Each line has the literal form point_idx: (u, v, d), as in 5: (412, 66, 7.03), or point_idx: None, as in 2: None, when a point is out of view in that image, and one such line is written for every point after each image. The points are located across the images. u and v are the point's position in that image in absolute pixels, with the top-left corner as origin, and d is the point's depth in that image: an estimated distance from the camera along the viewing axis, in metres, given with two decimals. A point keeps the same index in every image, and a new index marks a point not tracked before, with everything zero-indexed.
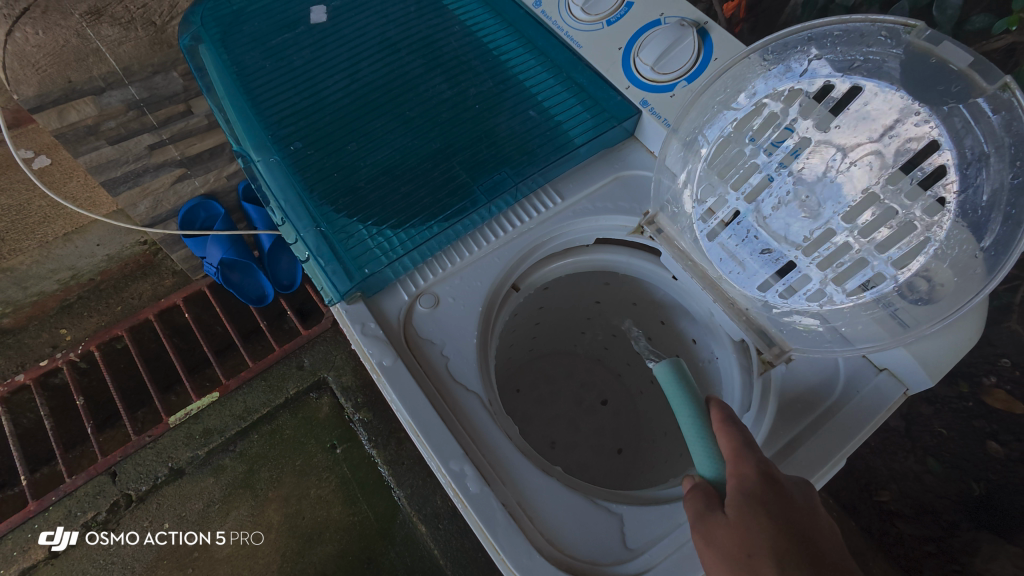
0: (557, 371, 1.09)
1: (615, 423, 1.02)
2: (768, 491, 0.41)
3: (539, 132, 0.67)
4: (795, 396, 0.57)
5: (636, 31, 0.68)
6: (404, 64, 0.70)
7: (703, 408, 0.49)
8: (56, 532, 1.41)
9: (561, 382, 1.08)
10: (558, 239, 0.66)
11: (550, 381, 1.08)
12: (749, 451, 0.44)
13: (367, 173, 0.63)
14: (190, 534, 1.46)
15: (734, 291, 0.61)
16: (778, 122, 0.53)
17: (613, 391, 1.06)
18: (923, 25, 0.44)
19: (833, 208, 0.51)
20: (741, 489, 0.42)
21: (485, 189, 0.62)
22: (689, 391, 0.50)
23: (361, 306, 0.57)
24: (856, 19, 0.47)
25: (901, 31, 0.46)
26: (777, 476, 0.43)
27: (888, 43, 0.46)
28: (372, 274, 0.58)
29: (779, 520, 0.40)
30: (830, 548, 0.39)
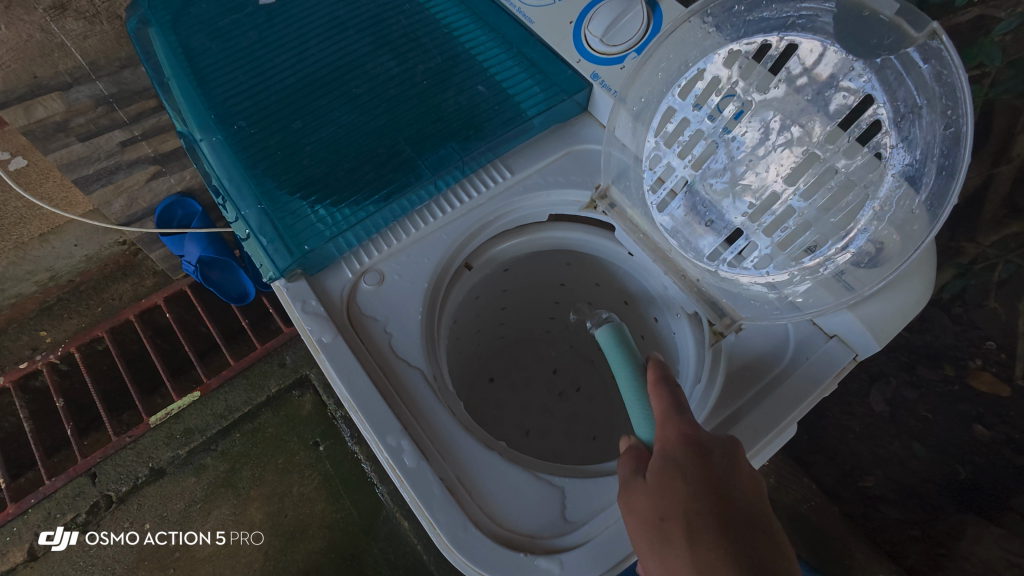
0: (530, 358, 1.08)
1: (589, 409, 1.01)
2: (688, 455, 0.41)
3: (488, 107, 0.65)
4: (743, 365, 0.56)
5: (586, 5, 0.68)
6: (352, 42, 0.69)
7: (641, 371, 0.51)
8: (56, 532, 1.41)
9: (533, 368, 1.07)
10: (508, 215, 0.65)
11: (522, 368, 1.07)
12: (676, 413, 0.44)
13: (311, 151, 0.62)
14: (190, 534, 1.45)
15: (684, 261, 0.60)
16: (721, 87, 0.52)
17: (588, 378, 1.04)
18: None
19: (776, 171, 0.50)
20: (662, 455, 0.42)
21: (433, 165, 0.61)
22: (628, 353, 0.52)
23: (303, 283, 0.56)
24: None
25: None
26: (700, 440, 0.42)
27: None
28: (313, 251, 0.57)
29: (695, 483, 0.40)
30: (744, 500, 0.40)
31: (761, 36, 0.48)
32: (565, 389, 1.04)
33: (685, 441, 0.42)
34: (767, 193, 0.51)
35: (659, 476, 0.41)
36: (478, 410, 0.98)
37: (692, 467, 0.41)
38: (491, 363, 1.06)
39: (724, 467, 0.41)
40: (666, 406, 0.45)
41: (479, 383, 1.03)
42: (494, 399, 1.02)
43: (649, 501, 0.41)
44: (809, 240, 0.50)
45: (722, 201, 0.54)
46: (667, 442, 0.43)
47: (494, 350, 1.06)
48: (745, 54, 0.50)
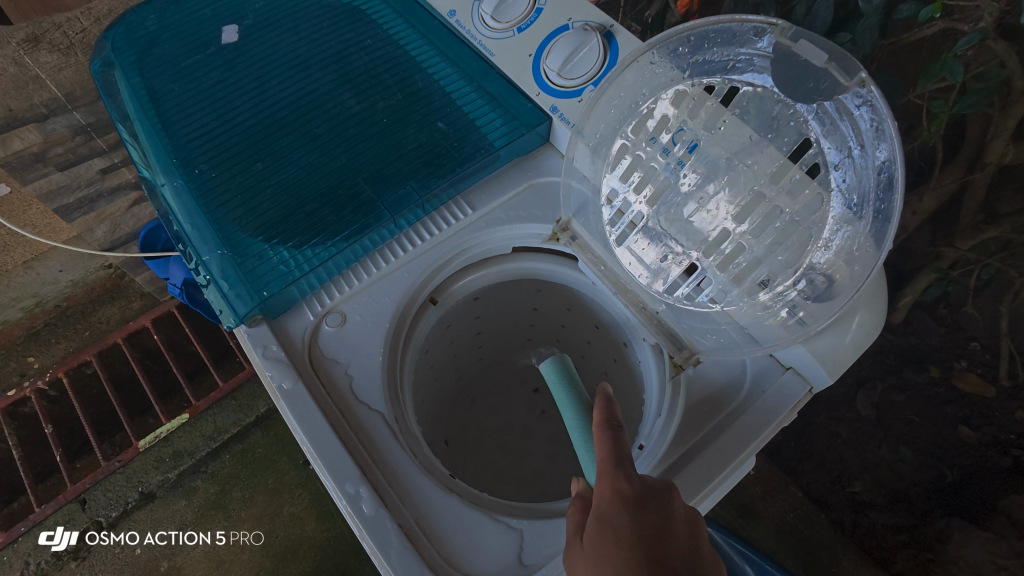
0: (510, 379, 1.09)
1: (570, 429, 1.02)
2: (620, 516, 0.43)
3: (447, 144, 0.66)
4: (700, 401, 0.56)
5: (545, 38, 0.69)
6: (314, 80, 0.69)
7: (586, 405, 0.55)
8: (56, 532, 1.42)
9: (513, 390, 1.07)
10: (471, 250, 0.65)
11: (503, 390, 1.08)
12: (612, 465, 0.45)
13: (273, 193, 0.62)
14: (190, 534, 1.47)
15: (643, 294, 0.60)
16: (671, 125, 0.53)
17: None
18: (786, 24, 0.44)
19: (724, 208, 0.50)
20: (598, 516, 0.44)
21: (393, 205, 0.62)
22: (573, 390, 0.56)
23: (265, 328, 0.57)
24: (727, 19, 0.47)
25: (766, 30, 0.45)
26: (636, 499, 0.43)
27: (757, 43, 0.46)
28: (273, 296, 0.57)
29: (628, 547, 0.41)
30: (678, 558, 0.42)
31: (706, 77, 0.49)
32: (548, 408, 1.03)
33: (619, 498, 0.43)
34: (717, 231, 0.51)
35: (595, 538, 0.43)
36: (459, 433, 0.99)
37: (625, 525, 0.42)
38: (473, 384, 1.06)
39: (657, 522, 0.43)
40: (604, 455, 0.45)
41: (460, 405, 1.03)
42: (477, 421, 1.02)
43: (585, 565, 0.43)
44: (763, 274, 0.50)
45: (677, 236, 0.54)
46: (602, 500, 0.44)
47: (474, 371, 1.06)
48: (692, 92, 0.51)
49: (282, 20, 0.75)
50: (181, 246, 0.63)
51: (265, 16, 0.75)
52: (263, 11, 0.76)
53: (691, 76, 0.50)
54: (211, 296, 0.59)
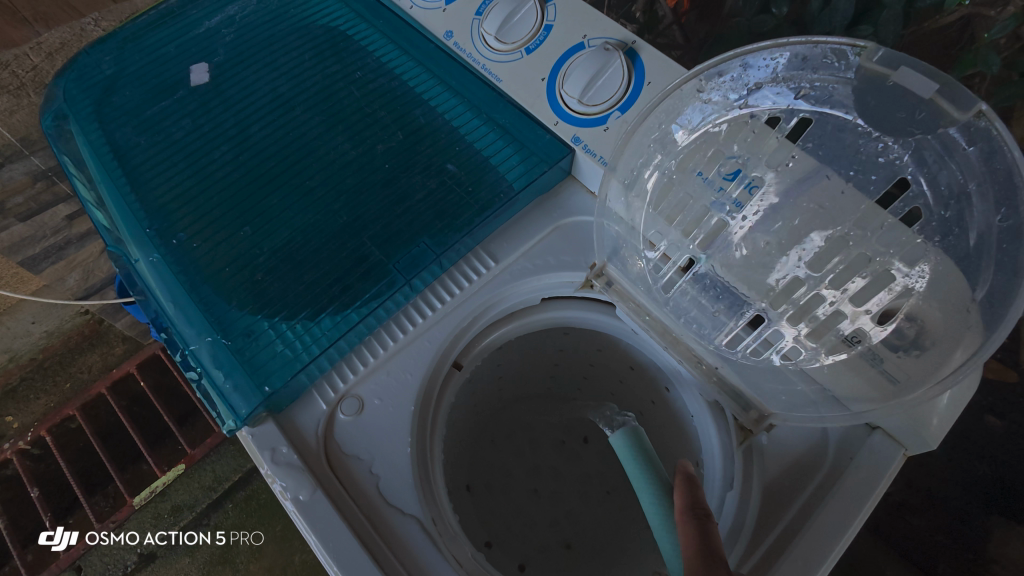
0: (533, 416, 1.01)
1: (601, 465, 0.96)
2: None
3: (460, 189, 0.58)
4: (781, 475, 0.49)
5: (558, 58, 0.62)
6: (301, 123, 0.61)
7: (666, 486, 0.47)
8: (56, 532, 1.36)
9: (538, 428, 1.00)
10: (496, 306, 0.58)
11: (527, 428, 1.00)
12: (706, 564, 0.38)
13: (266, 263, 0.54)
14: (191, 534, 1.43)
15: (697, 346, 0.54)
16: (726, 158, 0.46)
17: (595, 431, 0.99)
18: (876, 46, 0.38)
19: (797, 255, 0.44)
20: None
21: (406, 267, 0.54)
22: (648, 467, 0.48)
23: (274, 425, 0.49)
24: (799, 40, 0.40)
25: (850, 53, 0.39)
26: None
27: (836, 67, 0.40)
28: (277, 391, 0.49)
29: None
30: None
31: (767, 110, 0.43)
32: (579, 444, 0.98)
33: None
34: (791, 283, 0.45)
35: None
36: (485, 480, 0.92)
37: None
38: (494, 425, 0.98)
39: None
40: (694, 552, 0.39)
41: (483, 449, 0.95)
42: (501, 463, 0.95)
43: None
44: (852, 332, 0.44)
45: (741, 287, 0.48)
46: None
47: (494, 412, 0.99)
48: (755, 123, 0.44)
49: (258, 55, 0.66)
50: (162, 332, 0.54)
51: (238, 51, 0.67)
52: (235, 45, 0.67)
53: (750, 106, 0.44)
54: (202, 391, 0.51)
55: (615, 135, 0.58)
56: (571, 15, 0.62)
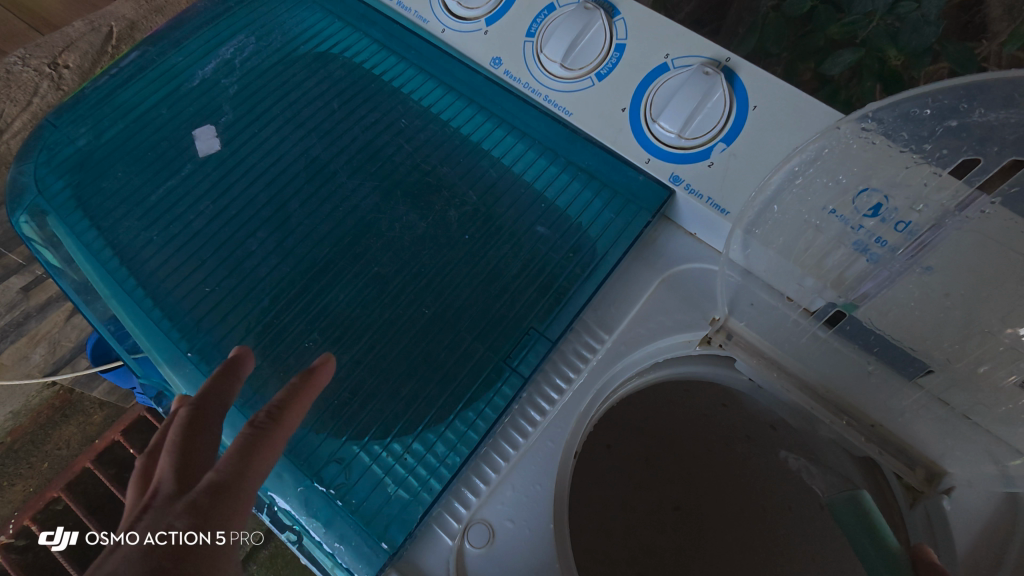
0: (623, 449, 0.82)
1: (691, 494, 0.81)
2: None
3: (557, 256, 0.50)
4: (976, 545, 0.44)
5: (639, 84, 0.54)
6: (350, 192, 0.51)
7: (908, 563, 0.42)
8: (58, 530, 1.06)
9: (626, 462, 0.82)
10: (612, 384, 0.50)
11: (614, 464, 0.82)
12: None
13: (346, 376, 0.45)
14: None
15: (855, 400, 0.49)
16: (885, 200, 0.42)
17: (660, 452, 0.82)
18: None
19: (976, 308, 0.41)
20: None
21: (522, 361, 0.47)
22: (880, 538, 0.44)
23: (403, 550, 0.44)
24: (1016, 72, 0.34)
25: None
26: None
27: None
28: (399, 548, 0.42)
29: None
30: None
31: (961, 154, 0.39)
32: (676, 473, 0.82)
33: None
34: (969, 334, 0.42)
35: None
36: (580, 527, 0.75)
37: None
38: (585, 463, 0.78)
39: None
40: None
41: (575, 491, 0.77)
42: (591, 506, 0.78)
43: None
44: None
45: (905, 338, 0.45)
46: None
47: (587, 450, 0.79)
48: (939, 168, 0.40)
49: (274, 110, 0.55)
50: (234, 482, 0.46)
51: (248, 106, 0.55)
52: (242, 99, 0.55)
53: (932, 148, 0.40)
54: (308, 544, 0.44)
55: (723, 171, 0.51)
56: (647, 32, 0.54)
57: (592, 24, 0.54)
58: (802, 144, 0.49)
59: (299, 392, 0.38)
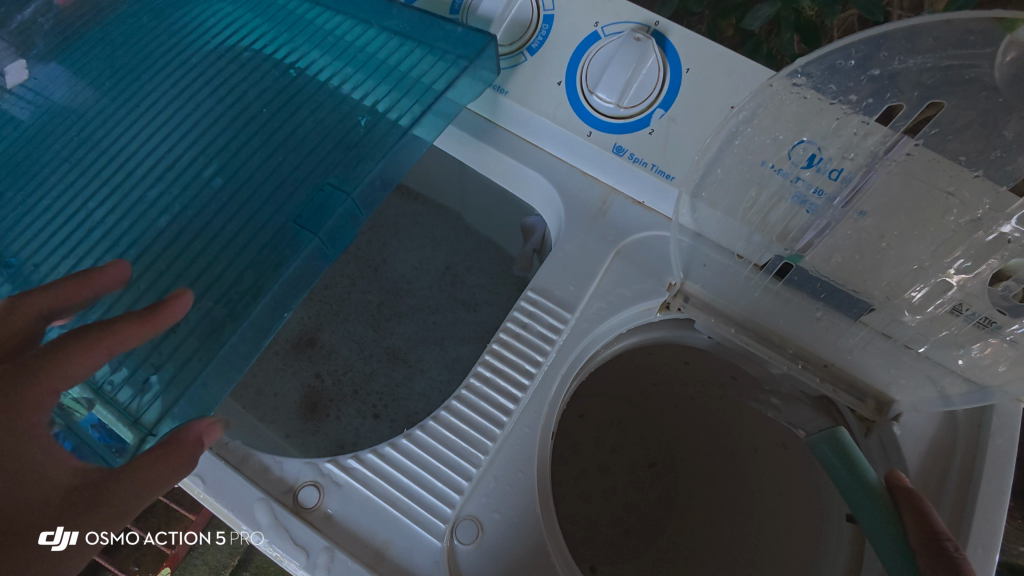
0: (603, 420, 0.86)
1: (664, 449, 0.86)
2: None
3: (355, 116, 0.51)
4: (924, 461, 0.47)
5: (571, 56, 0.53)
6: (154, 94, 0.51)
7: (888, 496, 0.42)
8: None
9: (607, 432, 0.86)
10: (582, 360, 0.51)
11: (596, 435, 0.85)
12: None
13: (182, 285, 0.45)
14: (191, 533, 1.14)
15: (807, 342, 0.51)
16: (819, 153, 0.44)
17: (629, 415, 0.87)
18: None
19: (910, 246, 0.43)
20: None
21: (313, 218, 0.47)
22: (864, 473, 0.43)
23: (320, 494, 0.44)
24: (926, 19, 0.35)
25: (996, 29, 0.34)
26: None
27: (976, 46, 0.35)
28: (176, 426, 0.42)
29: None
30: None
31: (885, 101, 0.40)
32: (649, 434, 0.87)
33: None
34: (904, 270, 0.44)
35: None
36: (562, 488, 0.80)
37: None
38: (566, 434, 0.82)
39: None
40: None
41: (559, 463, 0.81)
42: (573, 475, 0.82)
43: None
44: (979, 312, 0.42)
45: (848, 282, 0.47)
46: None
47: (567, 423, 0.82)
48: (867, 117, 0.41)
49: (85, 43, 0.53)
50: (210, 495, 0.44)
51: (59, 34, 0.53)
52: (58, 32, 0.53)
53: (858, 98, 0.41)
54: (291, 565, 0.43)
55: (663, 137, 0.51)
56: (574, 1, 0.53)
57: None
58: (737, 102, 0.50)
59: (133, 320, 0.39)
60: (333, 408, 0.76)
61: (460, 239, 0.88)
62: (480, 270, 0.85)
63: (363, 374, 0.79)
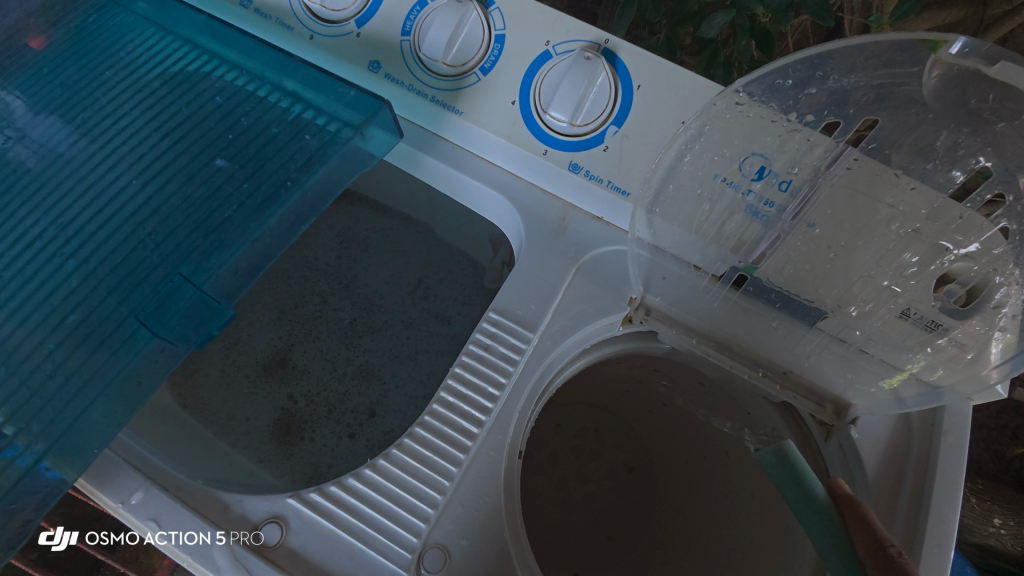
0: (580, 426, 0.87)
1: (641, 455, 0.87)
2: None
3: (228, 191, 0.49)
4: (881, 464, 0.49)
5: (524, 76, 0.53)
6: (30, 150, 0.50)
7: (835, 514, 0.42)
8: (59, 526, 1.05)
9: (585, 438, 0.87)
10: (545, 379, 0.50)
11: (574, 440, 0.86)
12: None
13: (28, 352, 0.42)
14: None
15: (765, 351, 0.52)
16: (766, 166, 0.44)
17: (606, 421, 0.88)
18: (956, 37, 0.35)
19: (857, 255, 0.44)
20: None
21: (157, 308, 0.45)
22: (812, 492, 0.42)
23: (282, 531, 0.43)
24: (858, 39, 0.37)
25: (921, 47, 0.36)
26: None
27: (906, 63, 0.37)
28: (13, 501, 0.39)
29: None
30: None
31: (826, 116, 0.41)
32: (626, 441, 0.87)
33: None
34: (854, 278, 0.45)
35: None
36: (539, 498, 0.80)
37: None
38: (542, 440, 0.84)
39: None
40: None
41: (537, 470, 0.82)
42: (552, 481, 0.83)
43: None
44: (925, 315, 0.43)
45: (802, 291, 0.48)
46: None
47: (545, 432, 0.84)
48: (810, 131, 0.42)
49: None
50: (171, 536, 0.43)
51: None
52: None
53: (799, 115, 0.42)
54: None
55: (618, 154, 0.52)
56: (524, 20, 0.53)
57: (468, 15, 0.53)
58: (688, 118, 0.51)
59: None
60: (307, 431, 0.74)
61: (431, 252, 0.87)
62: (452, 282, 0.84)
63: (337, 393, 0.78)
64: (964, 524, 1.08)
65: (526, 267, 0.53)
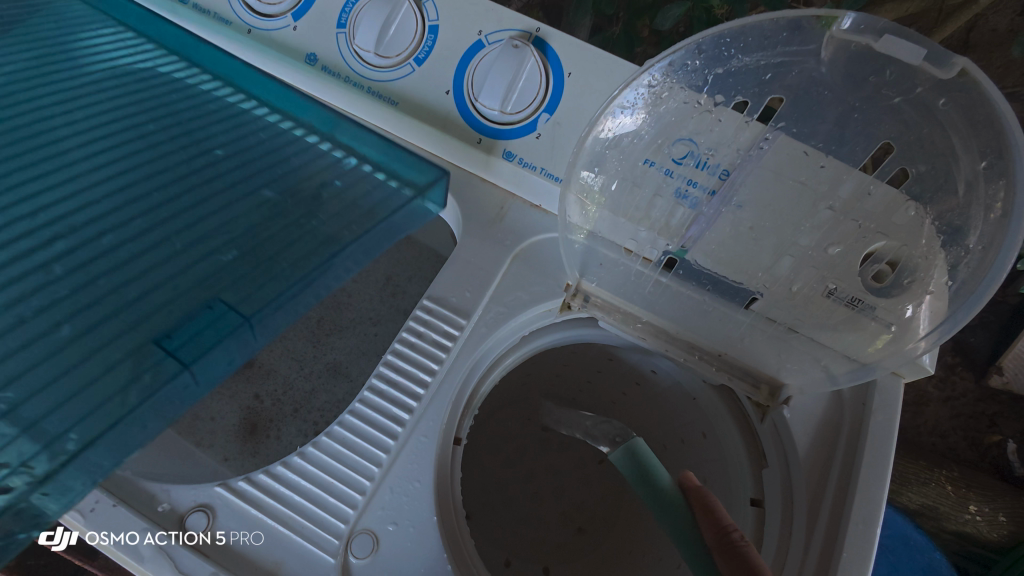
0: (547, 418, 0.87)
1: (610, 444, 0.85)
2: None
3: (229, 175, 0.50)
4: (813, 442, 0.49)
5: (457, 65, 0.54)
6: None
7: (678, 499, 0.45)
8: None
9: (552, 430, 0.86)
10: (481, 364, 0.51)
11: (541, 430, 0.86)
12: None
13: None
14: None
15: (701, 334, 0.53)
16: (688, 149, 0.44)
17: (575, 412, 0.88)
18: (846, 13, 0.36)
19: (780, 234, 0.45)
20: None
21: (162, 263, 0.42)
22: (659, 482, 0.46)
23: (208, 519, 0.43)
24: (758, 18, 0.38)
25: (815, 24, 0.37)
26: None
27: (802, 41, 0.38)
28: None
29: None
30: None
31: (738, 94, 0.42)
32: None
33: None
34: (779, 258, 0.46)
35: None
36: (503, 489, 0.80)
37: None
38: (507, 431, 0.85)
39: None
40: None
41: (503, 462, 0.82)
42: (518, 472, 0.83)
43: None
44: (848, 293, 0.44)
45: (730, 272, 0.48)
46: None
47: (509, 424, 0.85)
48: (723, 110, 0.42)
49: None
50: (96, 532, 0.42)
51: None
52: None
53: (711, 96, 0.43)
54: None
55: (550, 141, 0.52)
56: (453, 9, 0.53)
57: (400, 6, 0.53)
58: None
59: None
60: (273, 429, 0.74)
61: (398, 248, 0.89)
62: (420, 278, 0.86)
63: (304, 392, 0.77)
64: (941, 512, 1.07)
65: (463, 255, 0.53)
